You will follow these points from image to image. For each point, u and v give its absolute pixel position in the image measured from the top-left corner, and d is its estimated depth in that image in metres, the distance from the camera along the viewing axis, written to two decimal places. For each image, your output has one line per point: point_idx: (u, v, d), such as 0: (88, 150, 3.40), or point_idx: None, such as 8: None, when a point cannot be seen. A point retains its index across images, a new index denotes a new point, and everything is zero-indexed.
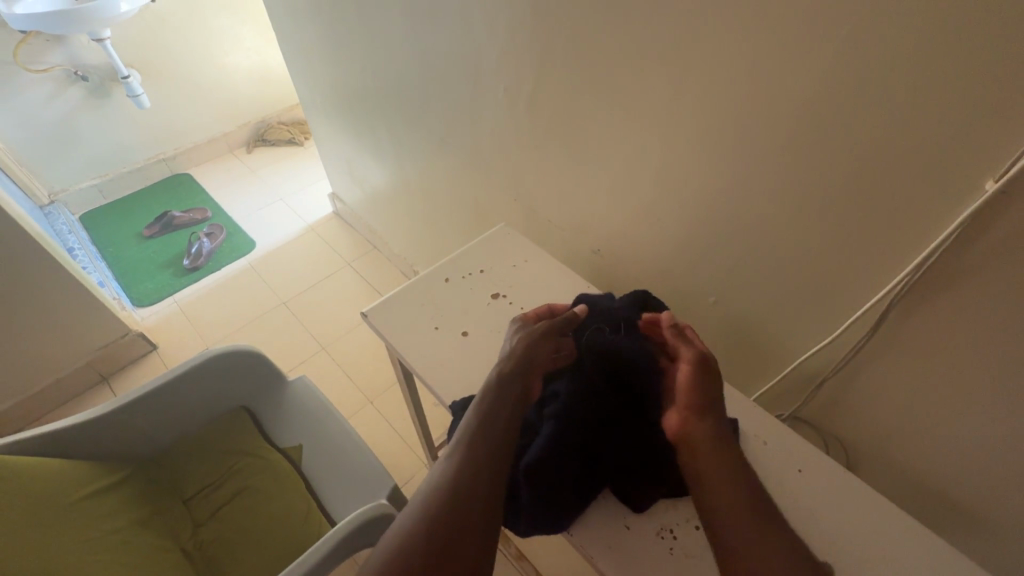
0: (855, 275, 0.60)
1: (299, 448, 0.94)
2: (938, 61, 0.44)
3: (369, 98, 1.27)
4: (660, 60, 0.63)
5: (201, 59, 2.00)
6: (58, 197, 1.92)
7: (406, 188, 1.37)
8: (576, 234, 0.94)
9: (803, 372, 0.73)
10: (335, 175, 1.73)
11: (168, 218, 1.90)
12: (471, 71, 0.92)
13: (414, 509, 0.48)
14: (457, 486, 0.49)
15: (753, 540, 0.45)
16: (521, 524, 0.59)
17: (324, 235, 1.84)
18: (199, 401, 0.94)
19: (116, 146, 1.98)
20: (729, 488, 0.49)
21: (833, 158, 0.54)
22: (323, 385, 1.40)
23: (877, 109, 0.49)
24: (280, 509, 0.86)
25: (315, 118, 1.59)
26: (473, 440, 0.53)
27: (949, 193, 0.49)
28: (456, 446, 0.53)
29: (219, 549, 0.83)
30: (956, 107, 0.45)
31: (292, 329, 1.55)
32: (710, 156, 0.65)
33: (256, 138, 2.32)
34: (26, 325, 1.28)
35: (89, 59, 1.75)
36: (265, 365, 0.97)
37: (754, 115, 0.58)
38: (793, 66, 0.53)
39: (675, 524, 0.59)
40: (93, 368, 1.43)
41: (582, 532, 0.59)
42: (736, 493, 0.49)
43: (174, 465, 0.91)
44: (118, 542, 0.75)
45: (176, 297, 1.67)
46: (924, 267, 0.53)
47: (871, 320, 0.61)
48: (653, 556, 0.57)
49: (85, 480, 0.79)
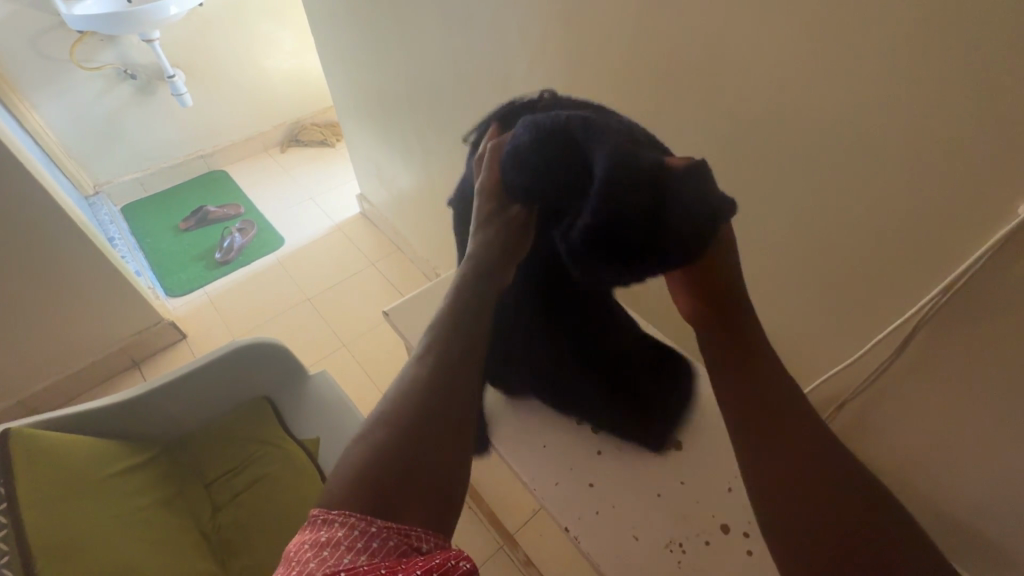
0: (877, 295, 0.59)
1: (317, 440, 0.96)
2: (981, 82, 0.43)
3: (400, 103, 1.29)
4: (685, 75, 0.64)
5: (243, 62, 2.08)
6: (102, 188, 2.01)
7: (433, 192, 1.39)
8: None
9: (824, 394, 0.71)
10: (364, 176, 1.77)
11: (203, 213, 1.96)
12: (501, 79, 0.93)
13: (379, 431, 0.43)
14: (418, 404, 0.45)
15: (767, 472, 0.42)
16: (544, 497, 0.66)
17: (350, 235, 1.87)
18: (223, 388, 0.96)
19: (159, 142, 2.06)
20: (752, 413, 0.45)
21: (859, 180, 0.54)
22: (343, 382, 1.43)
23: (905, 130, 0.48)
24: (293, 500, 0.88)
25: (349, 121, 1.63)
26: (430, 360, 0.48)
27: (980, 218, 0.47)
28: (421, 354, 0.49)
29: (235, 534, 0.85)
30: (982, 130, 0.44)
31: (316, 325, 1.59)
32: (733, 171, 0.65)
33: (290, 138, 2.38)
34: (66, 309, 1.34)
35: (138, 59, 1.83)
36: (286, 357, 0.99)
37: (786, 128, 0.57)
38: (832, 78, 0.51)
39: (574, 519, 0.63)
40: (125, 354, 1.49)
41: (606, 558, 0.60)
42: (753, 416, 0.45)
43: (198, 447, 0.94)
44: (142, 520, 0.78)
45: (207, 289, 1.73)
46: (955, 288, 0.51)
47: (896, 341, 0.59)
48: (602, 545, 0.61)
49: (115, 458, 0.82)
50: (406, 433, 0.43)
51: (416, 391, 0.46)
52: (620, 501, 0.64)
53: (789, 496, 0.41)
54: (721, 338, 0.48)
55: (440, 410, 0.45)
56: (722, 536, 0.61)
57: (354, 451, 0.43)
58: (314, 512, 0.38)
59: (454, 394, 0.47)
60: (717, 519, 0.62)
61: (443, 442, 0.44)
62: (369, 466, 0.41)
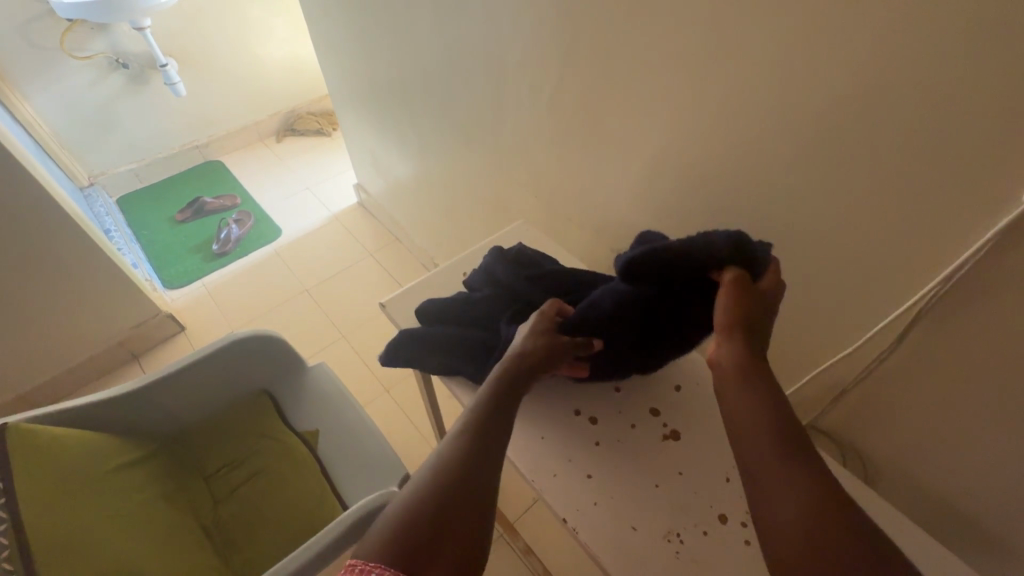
0: (876, 284, 0.59)
1: (317, 433, 0.96)
2: (987, 67, 0.41)
3: (394, 91, 1.28)
4: (679, 63, 0.62)
5: (236, 50, 2.05)
6: (97, 180, 1.99)
7: (430, 182, 1.38)
8: (597, 232, 0.93)
9: (821, 383, 0.71)
10: (361, 166, 1.75)
11: (200, 204, 1.95)
12: (496, 66, 0.92)
13: (411, 497, 0.46)
14: (452, 477, 0.47)
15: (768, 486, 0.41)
16: (543, 488, 0.65)
17: (348, 225, 1.86)
18: (221, 382, 0.96)
19: (153, 132, 2.04)
20: (757, 430, 0.43)
21: (856, 169, 0.53)
22: (342, 372, 1.44)
23: (903, 118, 0.48)
24: (293, 493, 0.88)
25: (344, 110, 1.61)
26: (473, 434, 0.52)
27: (978, 207, 0.47)
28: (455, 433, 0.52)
29: (235, 527, 0.86)
30: (982, 117, 0.43)
31: (315, 316, 1.59)
32: (730, 160, 0.64)
33: (286, 127, 2.36)
34: (63, 303, 1.33)
35: (129, 48, 1.80)
36: (283, 350, 0.99)
37: (783, 117, 0.56)
38: (829, 66, 0.50)
39: (573, 510, 0.63)
40: (125, 347, 1.49)
41: (605, 549, 0.60)
42: (762, 433, 0.43)
43: (197, 442, 0.95)
44: (142, 514, 0.78)
45: (205, 281, 1.72)
46: (957, 277, 0.51)
47: (894, 329, 0.59)
48: (601, 537, 0.61)
49: (113, 453, 0.82)
50: (435, 502, 0.45)
51: (450, 465, 0.48)
52: (618, 491, 0.64)
53: (781, 506, 0.39)
54: (729, 355, 0.48)
55: (477, 470, 0.48)
56: (720, 526, 0.61)
57: (387, 517, 0.45)
58: (352, 562, 0.41)
59: (480, 465, 0.49)
60: (715, 510, 0.62)
61: (472, 510, 0.46)
62: (401, 532, 0.43)
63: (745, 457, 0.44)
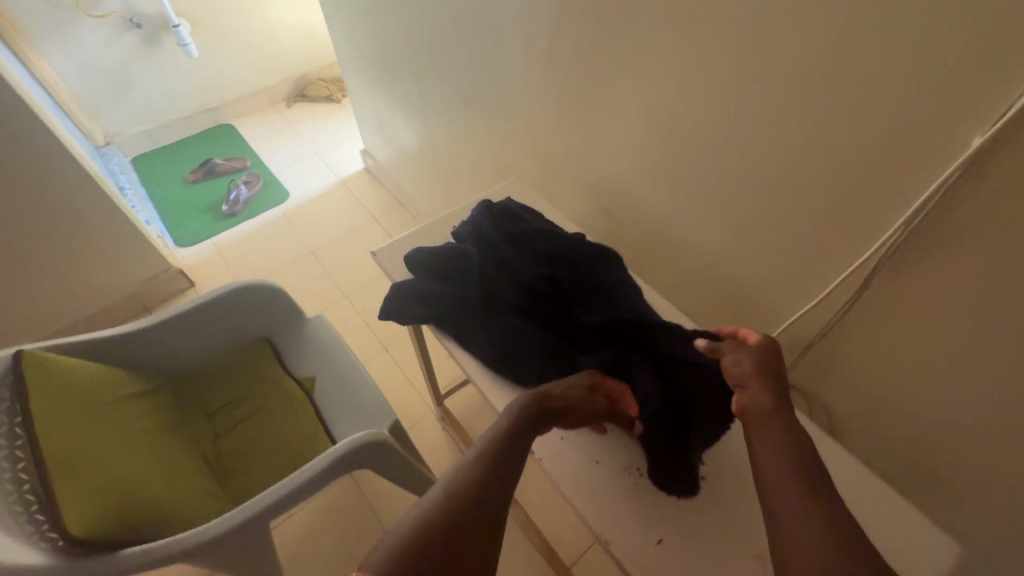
0: (842, 236, 0.61)
1: (313, 379, 1.01)
2: (945, 14, 0.43)
3: (398, 52, 1.29)
4: (665, 16, 0.64)
5: (248, 13, 2.06)
6: (113, 140, 2.04)
7: (432, 146, 1.40)
8: (588, 192, 0.95)
9: (793, 337, 0.74)
10: (369, 132, 1.76)
11: (211, 165, 1.99)
12: (494, 24, 0.93)
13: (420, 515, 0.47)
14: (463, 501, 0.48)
15: (788, 527, 0.43)
16: None
17: (354, 191, 1.89)
18: (223, 328, 1.01)
19: (166, 93, 2.07)
20: (780, 474, 0.46)
21: (828, 120, 0.55)
22: (344, 330, 1.48)
23: (870, 68, 0.49)
24: (288, 432, 0.93)
25: (351, 74, 1.62)
26: (490, 461, 0.52)
27: (937, 156, 0.49)
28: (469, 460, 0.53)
29: (234, 460, 0.91)
30: (940, 65, 0.45)
31: (319, 276, 1.63)
32: (710, 115, 0.66)
33: (297, 93, 2.37)
34: (80, 253, 1.39)
35: (143, 8, 1.83)
36: (282, 299, 1.03)
37: (759, 69, 0.58)
38: (804, 16, 0.52)
39: (540, 443, 0.67)
40: (138, 298, 1.56)
41: (568, 478, 0.64)
42: (785, 477, 0.46)
43: (199, 382, 1.00)
44: (147, 441, 0.83)
45: (215, 240, 1.77)
46: (915, 224, 0.54)
47: (859, 279, 0.62)
48: (565, 467, 0.64)
49: (121, 384, 0.87)
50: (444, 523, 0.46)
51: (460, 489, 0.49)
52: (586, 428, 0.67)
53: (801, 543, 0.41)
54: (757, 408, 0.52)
55: (487, 497, 0.49)
56: None
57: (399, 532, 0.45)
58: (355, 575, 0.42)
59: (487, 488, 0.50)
60: None
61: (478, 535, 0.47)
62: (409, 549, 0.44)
63: (768, 501, 0.46)
